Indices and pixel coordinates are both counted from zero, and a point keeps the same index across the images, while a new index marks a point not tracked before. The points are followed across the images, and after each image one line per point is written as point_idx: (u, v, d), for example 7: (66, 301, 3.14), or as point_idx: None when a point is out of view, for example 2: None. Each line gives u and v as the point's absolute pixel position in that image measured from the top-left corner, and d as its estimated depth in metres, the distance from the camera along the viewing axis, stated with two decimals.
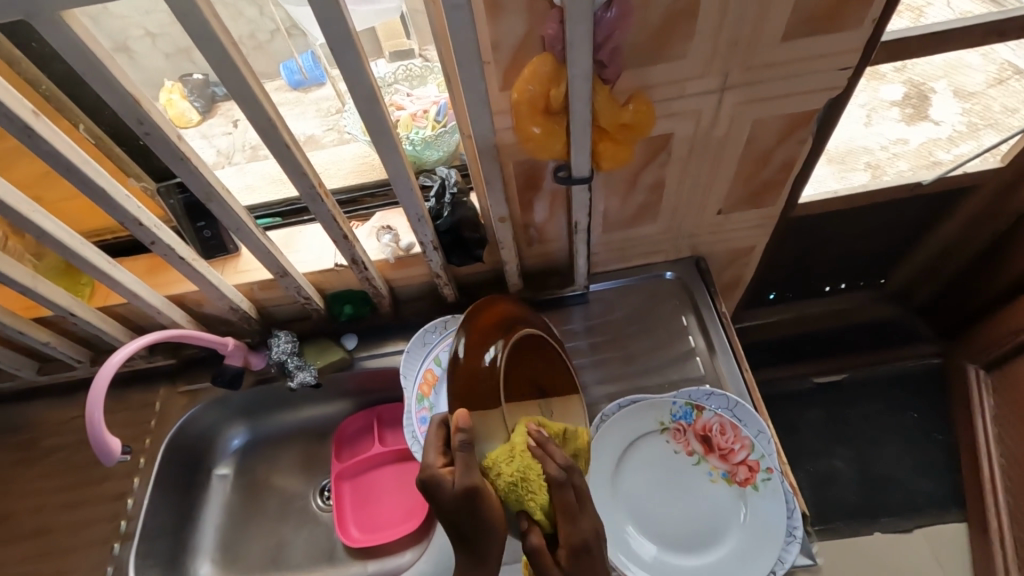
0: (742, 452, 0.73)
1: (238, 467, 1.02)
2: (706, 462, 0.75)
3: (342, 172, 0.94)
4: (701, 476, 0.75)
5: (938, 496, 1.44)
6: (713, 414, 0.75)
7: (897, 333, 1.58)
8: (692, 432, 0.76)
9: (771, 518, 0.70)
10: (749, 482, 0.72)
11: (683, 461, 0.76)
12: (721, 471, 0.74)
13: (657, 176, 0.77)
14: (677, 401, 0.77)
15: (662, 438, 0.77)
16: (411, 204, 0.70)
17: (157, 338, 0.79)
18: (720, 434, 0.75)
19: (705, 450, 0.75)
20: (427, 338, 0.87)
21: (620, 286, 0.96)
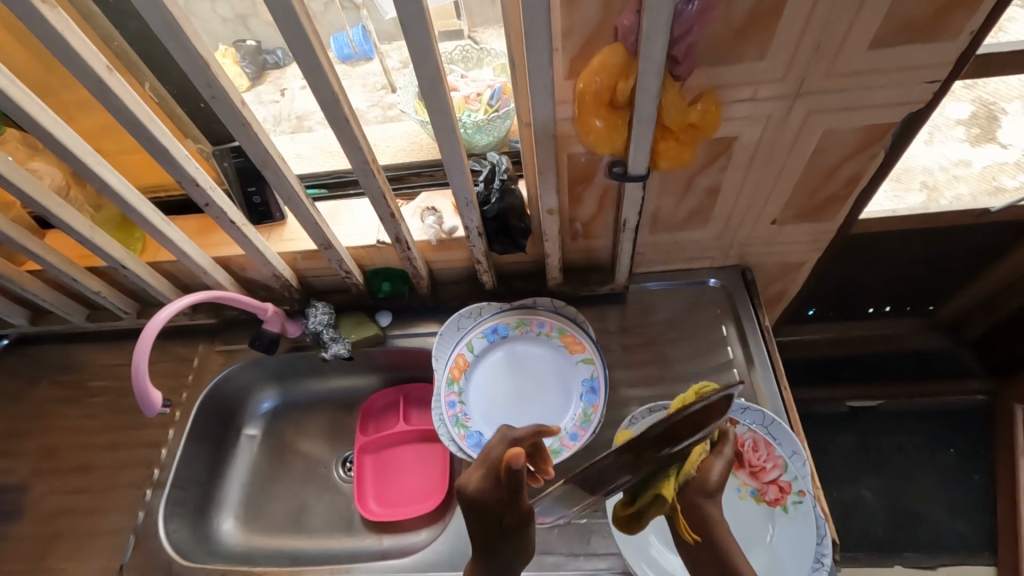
0: (774, 471, 0.72)
1: (266, 429, 1.04)
2: (735, 478, 0.73)
3: (391, 149, 0.94)
4: (729, 492, 0.73)
5: (970, 538, 1.38)
6: (746, 429, 0.73)
7: (945, 366, 1.51)
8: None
9: (798, 542, 0.68)
10: (778, 503, 0.70)
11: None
12: (750, 488, 0.72)
13: (715, 180, 0.75)
14: None
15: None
16: (461, 188, 0.69)
17: (202, 298, 0.81)
18: (753, 451, 0.73)
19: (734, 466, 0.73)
20: (462, 323, 0.87)
21: (661, 288, 0.94)
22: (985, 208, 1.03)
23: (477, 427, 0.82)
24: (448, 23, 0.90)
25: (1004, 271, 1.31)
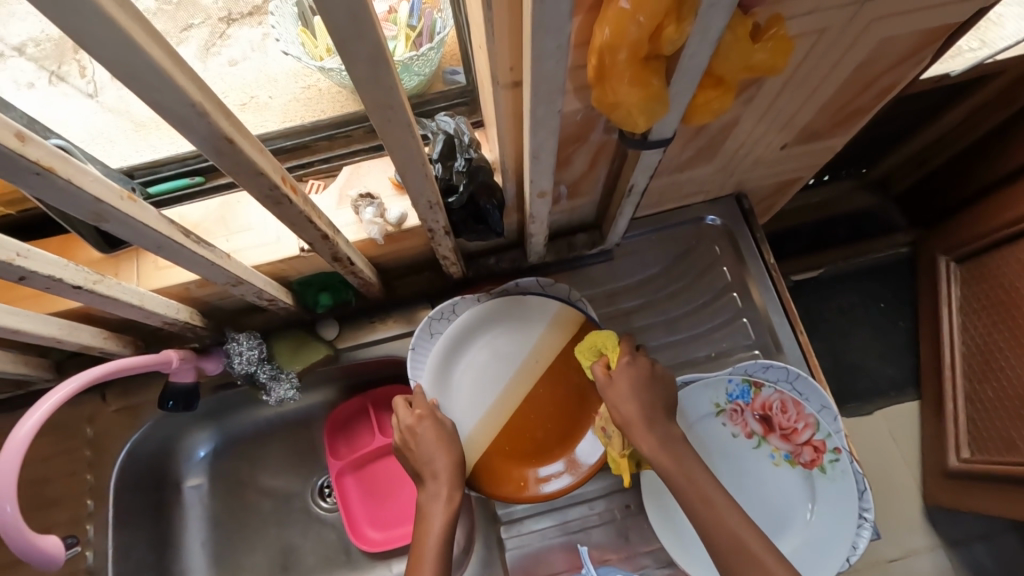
0: (806, 431, 0.67)
1: (212, 474, 0.87)
2: (767, 444, 0.69)
3: (288, 98, 0.67)
4: (763, 460, 0.69)
5: (899, 379, 1.53)
6: (773, 390, 0.68)
7: (875, 224, 1.62)
8: (752, 411, 0.69)
9: (840, 500, 0.65)
10: (816, 464, 0.67)
11: (743, 446, 0.70)
12: (784, 452, 0.68)
13: (733, 116, 0.59)
14: (733, 379, 0.68)
15: (718, 422, 0.70)
16: (422, 191, 0.49)
17: (71, 389, 0.58)
18: (782, 413, 0.67)
19: (764, 431, 0.69)
20: (435, 328, 0.71)
21: (653, 235, 0.81)
22: None
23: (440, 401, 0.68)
24: None
25: (939, 126, 1.34)
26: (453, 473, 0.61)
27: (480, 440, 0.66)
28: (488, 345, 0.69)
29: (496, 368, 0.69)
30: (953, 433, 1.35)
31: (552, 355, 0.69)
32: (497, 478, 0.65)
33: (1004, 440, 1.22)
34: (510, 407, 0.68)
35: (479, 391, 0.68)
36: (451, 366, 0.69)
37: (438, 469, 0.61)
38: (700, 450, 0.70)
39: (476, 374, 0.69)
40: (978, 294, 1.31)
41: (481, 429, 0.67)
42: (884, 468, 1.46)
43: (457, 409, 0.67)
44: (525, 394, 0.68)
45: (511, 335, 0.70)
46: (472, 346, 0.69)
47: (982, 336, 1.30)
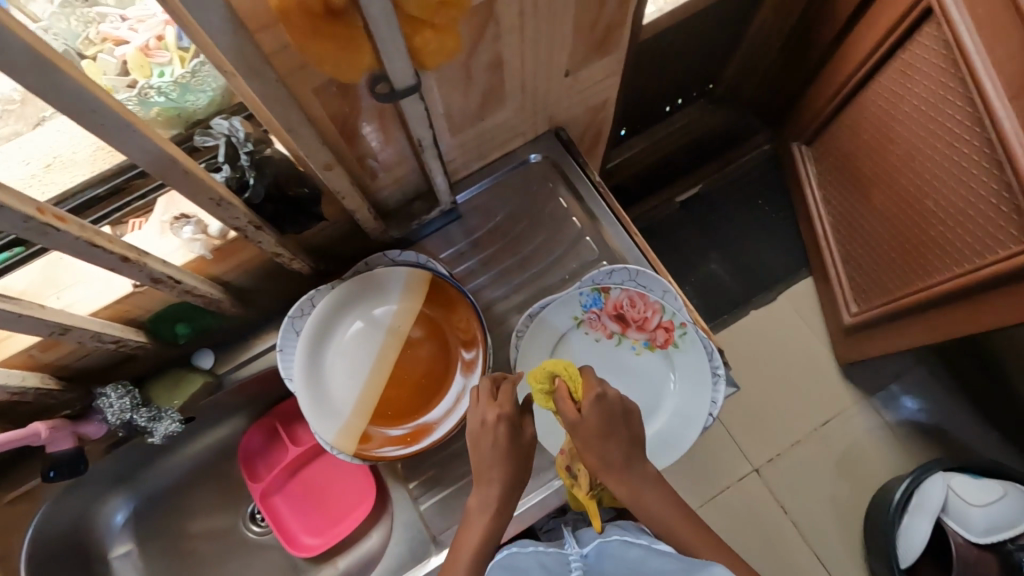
0: (655, 316, 0.74)
1: (139, 537, 0.87)
2: (627, 338, 0.75)
3: (90, 146, 0.67)
4: (627, 353, 0.75)
5: (792, 262, 1.63)
6: (619, 290, 0.74)
7: (737, 133, 1.71)
8: (607, 314, 0.75)
9: (694, 367, 0.72)
10: (670, 342, 0.73)
11: (607, 347, 0.76)
12: (642, 341, 0.75)
13: (493, 52, 0.63)
14: (583, 290, 0.75)
15: (580, 332, 0.76)
16: (199, 189, 0.51)
17: None
18: (631, 307, 0.74)
19: (621, 328, 0.75)
20: (299, 325, 0.74)
21: (490, 186, 0.86)
22: None
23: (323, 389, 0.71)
24: None
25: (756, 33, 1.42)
26: (512, 479, 0.61)
27: (364, 411, 0.70)
28: (351, 324, 0.73)
29: (364, 342, 0.72)
30: (841, 294, 1.47)
31: (413, 318, 0.73)
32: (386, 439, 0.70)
33: (879, 286, 1.35)
34: (384, 373, 0.72)
35: (353, 371, 0.71)
36: (321, 353, 0.71)
37: (495, 476, 0.61)
38: (570, 361, 0.75)
39: (347, 353, 0.72)
40: (829, 165, 1.47)
41: (363, 401, 0.70)
42: (800, 345, 1.56)
43: (335, 390, 0.70)
44: (396, 356, 0.72)
45: (372, 308, 0.73)
46: (336, 329, 0.72)
47: (845, 203, 1.43)
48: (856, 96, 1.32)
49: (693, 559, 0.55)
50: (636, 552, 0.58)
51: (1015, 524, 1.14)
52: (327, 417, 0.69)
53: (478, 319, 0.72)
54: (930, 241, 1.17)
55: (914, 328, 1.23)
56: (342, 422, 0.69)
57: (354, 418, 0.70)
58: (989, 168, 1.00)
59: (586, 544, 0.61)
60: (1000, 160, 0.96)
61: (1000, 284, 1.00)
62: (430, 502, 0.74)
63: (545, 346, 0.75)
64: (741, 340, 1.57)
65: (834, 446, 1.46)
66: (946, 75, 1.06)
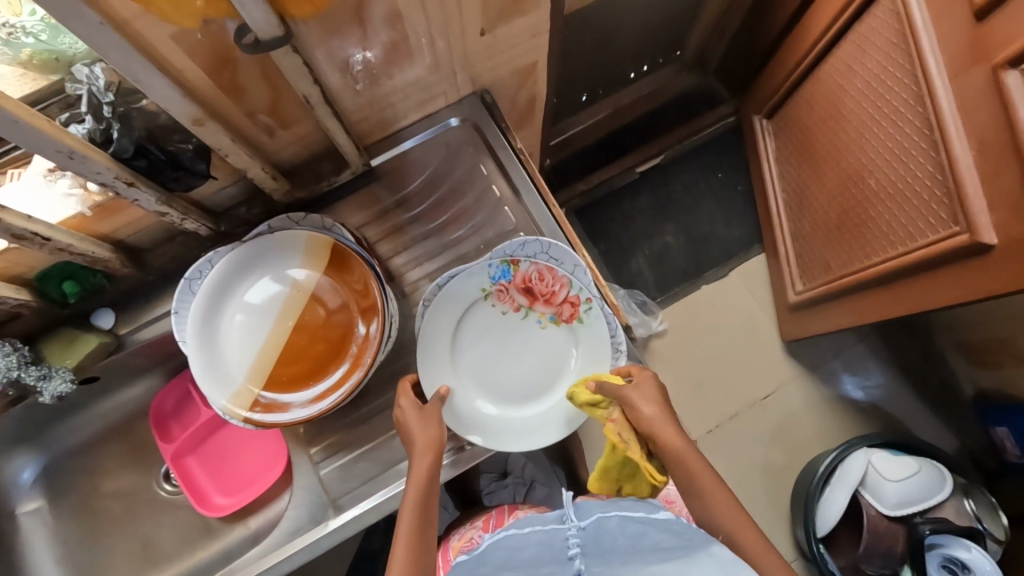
0: (563, 291, 0.73)
1: (49, 493, 0.86)
2: (534, 312, 0.74)
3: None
4: (533, 327, 0.74)
5: (746, 238, 1.58)
6: (529, 263, 0.72)
7: (700, 101, 1.61)
8: (516, 287, 0.73)
9: (596, 343, 0.72)
10: (575, 317, 0.73)
11: (514, 320, 0.74)
12: (549, 316, 0.74)
13: (387, 6, 0.58)
14: (493, 262, 0.73)
15: (487, 304, 0.74)
16: (43, 141, 0.47)
17: None
18: (540, 281, 0.73)
19: (529, 301, 0.74)
20: (198, 285, 0.72)
21: (408, 149, 0.83)
22: None
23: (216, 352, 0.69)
24: None
25: None
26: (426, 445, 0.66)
27: (258, 374, 0.70)
28: (249, 286, 0.71)
29: (261, 306, 0.71)
30: (788, 272, 1.44)
31: (314, 283, 0.72)
32: (281, 403, 0.70)
33: (822, 264, 1.32)
34: (282, 338, 0.71)
35: (250, 334, 0.70)
36: (216, 316, 0.70)
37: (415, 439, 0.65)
38: (475, 332, 0.74)
39: (245, 317, 0.70)
40: (789, 141, 1.38)
41: (258, 365, 0.70)
42: (747, 320, 1.53)
43: (230, 353, 0.70)
44: (295, 321, 0.71)
45: (272, 271, 0.72)
46: (233, 291, 0.71)
47: (797, 179, 1.37)
48: (813, 69, 1.24)
49: (688, 536, 0.54)
50: (634, 527, 0.57)
51: (925, 498, 1.18)
52: (219, 380, 0.69)
53: (377, 281, 0.71)
54: (870, 221, 1.14)
55: (849, 309, 1.21)
56: (235, 385, 0.69)
57: (247, 381, 0.69)
58: (928, 149, 0.96)
59: (584, 517, 0.59)
60: (937, 142, 0.92)
61: (932, 266, 0.97)
62: (332, 467, 0.75)
63: (450, 316, 0.74)
64: (687, 314, 1.53)
65: (771, 419, 1.46)
66: (896, 50, 1.00)
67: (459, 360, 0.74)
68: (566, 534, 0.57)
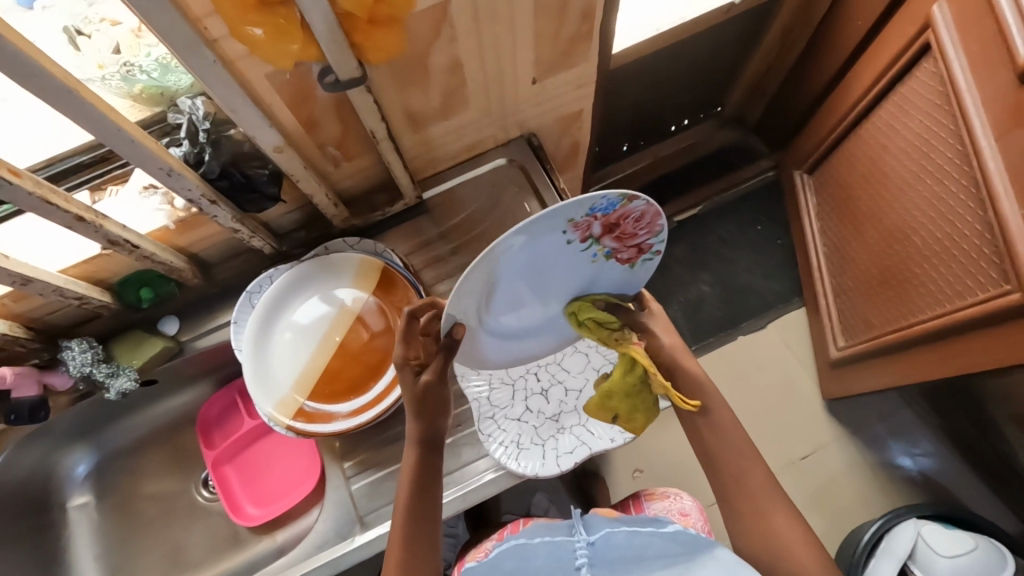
0: (643, 236, 0.57)
1: (97, 490, 0.91)
2: (598, 244, 0.56)
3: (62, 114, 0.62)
4: (585, 258, 0.57)
5: (785, 291, 1.56)
6: (642, 203, 0.52)
7: (739, 156, 1.64)
8: (603, 220, 0.53)
9: (626, 284, 0.65)
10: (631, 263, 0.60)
11: (573, 249, 0.55)
12: (609, 252, 0.58)
13: (449, 55, 0.65)
14: (608, 196, 0.49)
15: (558, 231, 0.52)
16: (147, 158, 0.54)
17: None
18: (633, 221, 0.54)
19: (601, 234, 0.55)
20: (256, 299, 0.78)
21: (457, 185, 0.88)
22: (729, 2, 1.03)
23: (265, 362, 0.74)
24: None
25: (764, 54, 1.36)
26: None
27: (302, 385, 0.74)
28: (303, 304, 0.76)
29: (311, 321, 0.76)
30: (829, 327, 1.40)
31: (361, 304, 0.76)
32: (320, 415, 0.73)
33: (865, 320, 1.29)
34: (327, 353, 0.75)
35: (298, 347, 0.75)
36: (270, 328, 0.75)
37: None
38: (521, 262, 0.53)
39: (296, 331, 0.75)
40: (829, 197, 1.38)
41: (303, 377, 0.74)
42: (785, 375, 1.49)
43: (278, 364, 0.74)
44: (340, 337, 0.76)
45: (325, 290, 0.77)
46: (288, 307, 0.76)
47: (838, 234, 1.36)
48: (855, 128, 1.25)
49: (692, 543, 0.58)
50: (642, 539, 0.60)
51: None
52: (266, 388, 0.73)
53: (420, 302, 0.75)
54: (915, 278, 1.11)
55: (894, 367, 1.17)
56: (280, 394, 0.73)
57: (291, 392, 0.73)
58: (976, 207, 0.95)
59: (593, 532, 0.62)
60: (986, 201, 0.91)
61: (983, 326, 0.95)
62: (362, 483, 0.76)
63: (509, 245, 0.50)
64: (723, 366, 1.50)
65: (810, 481, 1.39)
66: (940, 111, 1.01)
67: (483, 290, 0.56)
68: (575, 547, 0.60)
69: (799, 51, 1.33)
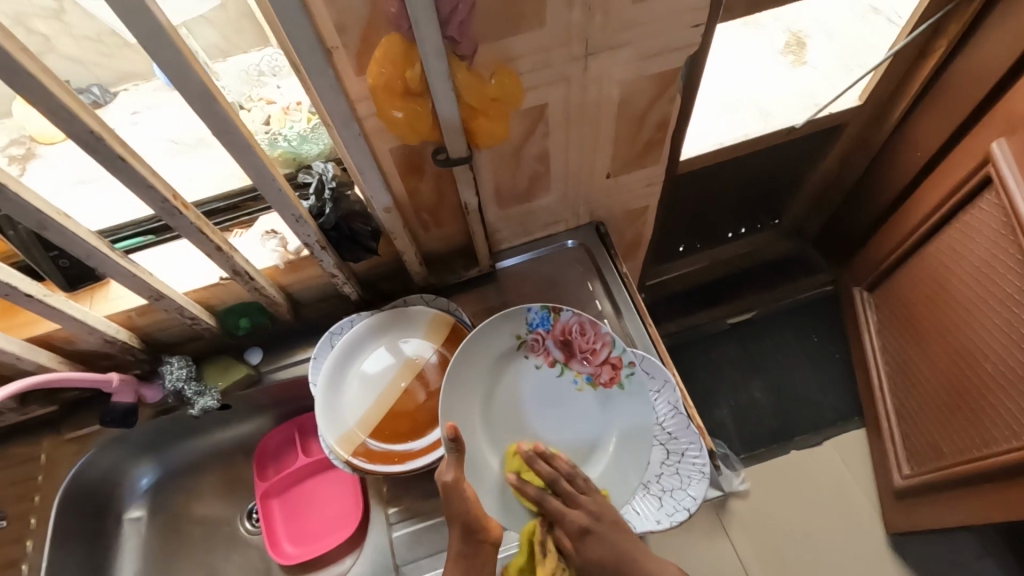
0: (603, 351, 0.75)
1: (152, 506, 0.96)
2: (570, 370, 0.76)
3: (232, 167, 0.83)
4: (569, 385, 0.76)
5: (843, 408, 1.50)
6: (571, 315, 0.76)
7: (795, 266, 1.66)
8: (552, 338, 0.76)
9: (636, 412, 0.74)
10: (616, 381, 0.75)
11: (547, 373, 0.77)
12: (585, 376, 0.76)
13: (540, 147, 0.76)
14: (532, 309, 0.76)
15: (520, 353, 0.77)
16: (285, 205, 0.65)
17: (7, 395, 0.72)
18: (581, 335, 0.76)
19: (564, 358, 0.76)
20: (335, 340, 0.85)
21: (526, 258, 0.96)
22: (790, 125, 1.13)
23: (335, 399, 0.80)
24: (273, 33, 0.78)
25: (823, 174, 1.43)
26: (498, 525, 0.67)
27: (364, 425, 0.78)
28: (376, 349, 0.83)
29: (380, 367, 0.82)
30: (892, 452, 1.33)
31: (427, 357, 0.83)
32: (376, 456, 0.77)
33: (934, 448, 1.21)
34: (390, 398, 0.80)
35: (364, 389, 0.81)
36: (344, 369, 0.82)
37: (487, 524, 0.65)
38: (508, 385, 0.77)
39: (366, 373, 0.82)
40: (890, 316, 1.37)
41: (365, 418, 0.79)
42: (843, 499, 1.39)
43: (346, 401, 0.80)
44: (405, 385, 0.81)
45: (397, 340, 0.84)
46: (363, 351, 0.83)
47: (901, 354, 1.33)
48: (914, 252, 1.27)
49: None
50: None
51: None
52: (333, 425, 0.78)
53: None
54: (987, 408, 1.07)
55: (968, 502, 1.08)
56: (344, 430, 0.78)
57: (353, 429, 0.78)
58: None
59: None
60: None
61: None
62: (404, 532, 0.78)
63: (484, 358, 0.76)
64: (775, 479, 1.42)
65: None
66: (1003, 241, 1.03)
67: (493, 413, 0.75)
68: None
69: (857, 175, 1.40)
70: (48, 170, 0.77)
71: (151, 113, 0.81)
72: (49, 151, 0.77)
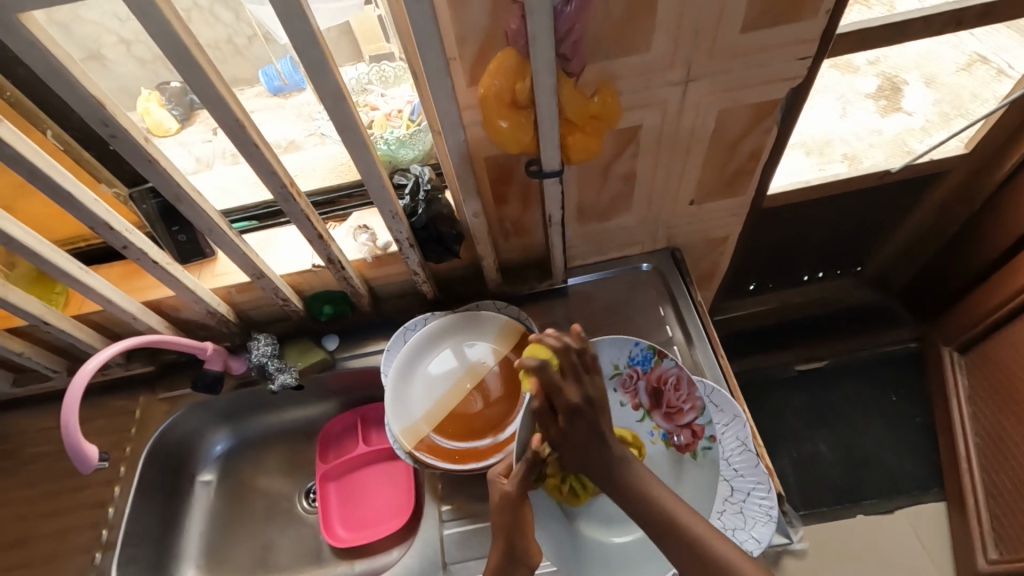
0: (691, 415, 0.73)
1: (221, 472, 1.02)
2: (650, 420, 0.75)
3: (333, 165, 0.90)
4: (644, 434, 0.74)
5: (921, 478, 1.38)
6: (673, 365, 0.75)
7: (877, 319, 1.54)
8: (646, 380, 0.75)
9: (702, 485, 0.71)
10: (690, 449, 0.72)
11: (627, 414, 0.75)
12: (662, 432, 0.74)
13: (628, 168, 0.78)
14: (639, 344, 0.76)
15: (611, 384, 0.76)
16: (385, 200, 0.70)
17: (120, 349, 0.80)
18: (675, 390, 0.74)
19: (651, 406, 0.75)
20: (409, 335, 0.88)
21: (599, 277, 0.96)
22: (885, 169, 1.09)
23: (404, 393, 0.83)
24: (377, 47, 0.83)
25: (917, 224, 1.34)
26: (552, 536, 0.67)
27: (430, 420, 0.81)
28: (447, 348, 0.86)
29: (449, 366, 0.84)
30: (977, 531, 1.21)
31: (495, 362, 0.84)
32: (439, 451, 0.79)
33: None
34: (456, 398, 0.82)
35: (432, 386, 0.83)
36: (416, 364, 0.85)
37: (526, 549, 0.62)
38: None
39: (435, 371, 0.84)
40: (984, 382, 1.25)
41: (431, 414, 0.81)
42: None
43: (415, 395, 0.83)
44: (471, 387, 0.83)
45: (468, 342, 0.86)
46: (434, 348, 0.86)
47: (996, 425, 1.21)
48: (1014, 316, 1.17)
49: None
50: None
51: None
52: (401, 416, 0.81)
53: None
54: None
55: None
56: (410, 422, 0.80)
57: (419, 423, 0.81)
58: None
59: None
60: None
61: None
62: (455, 530, 0.79)
63: None
64: (839, 543, 1.31)
65: None
66: None
67: None
68: None
69: (956, 229, 1.29)
70: (174, 154, 0.87)
71: (261, 115, 0.89)
72: (166, 141, 0.86)
